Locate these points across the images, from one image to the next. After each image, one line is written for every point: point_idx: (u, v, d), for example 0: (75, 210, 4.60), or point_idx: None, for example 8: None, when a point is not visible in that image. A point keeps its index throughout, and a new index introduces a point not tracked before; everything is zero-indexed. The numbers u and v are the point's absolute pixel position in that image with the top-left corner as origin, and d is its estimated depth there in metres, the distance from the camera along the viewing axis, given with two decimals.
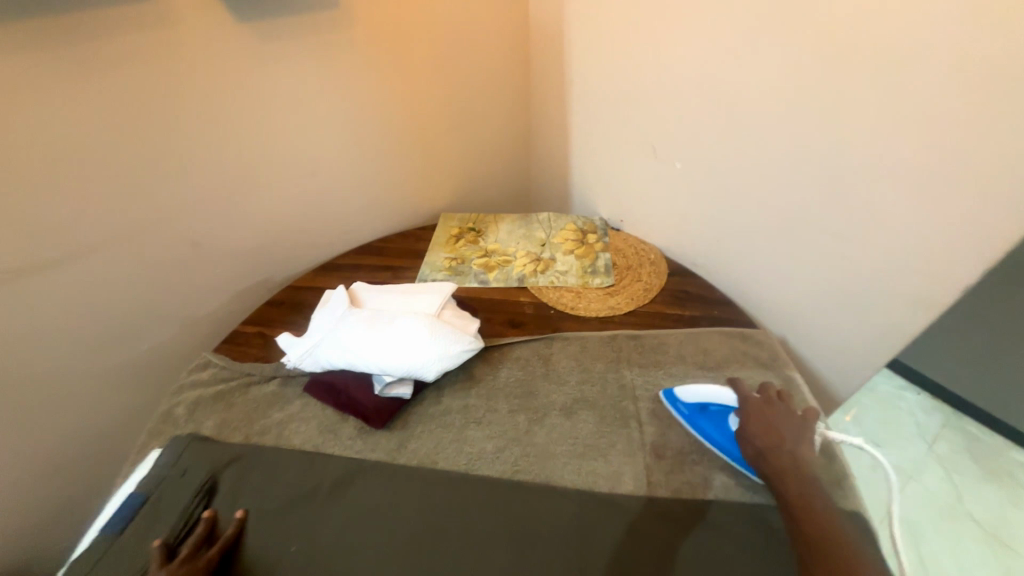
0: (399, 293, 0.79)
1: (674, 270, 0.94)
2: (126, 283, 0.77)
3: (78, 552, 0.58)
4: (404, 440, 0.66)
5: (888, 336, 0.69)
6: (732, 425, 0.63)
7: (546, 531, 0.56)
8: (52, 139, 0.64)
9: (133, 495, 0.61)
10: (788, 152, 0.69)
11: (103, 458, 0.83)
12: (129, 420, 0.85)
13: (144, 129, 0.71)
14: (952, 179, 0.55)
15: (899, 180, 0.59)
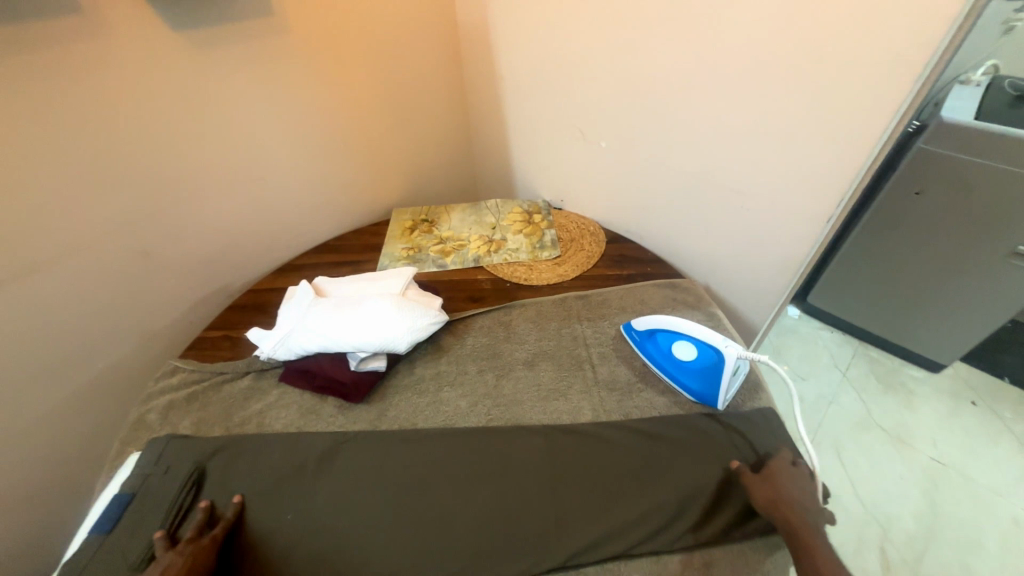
0: (362, 280, 0.84)
1: (610, 239, 1.05)
2: (79, 305, 0.76)
3: (68, 557, 0.58)
4: (384, 409, 0.72)
5: (784, 268, 0.84)
6: (675, 350, 0.72)
7: (520, 460, 0.64)
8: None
9: (118, 496, 0.62)
10: (690, 125, 0.81)
11: (75, 479, 0.83)
12: (96, 438, 0.85)
13: (86, 149, 0.70)
14: (811, 136, 0.68)
15: (773, 140, 0.72)
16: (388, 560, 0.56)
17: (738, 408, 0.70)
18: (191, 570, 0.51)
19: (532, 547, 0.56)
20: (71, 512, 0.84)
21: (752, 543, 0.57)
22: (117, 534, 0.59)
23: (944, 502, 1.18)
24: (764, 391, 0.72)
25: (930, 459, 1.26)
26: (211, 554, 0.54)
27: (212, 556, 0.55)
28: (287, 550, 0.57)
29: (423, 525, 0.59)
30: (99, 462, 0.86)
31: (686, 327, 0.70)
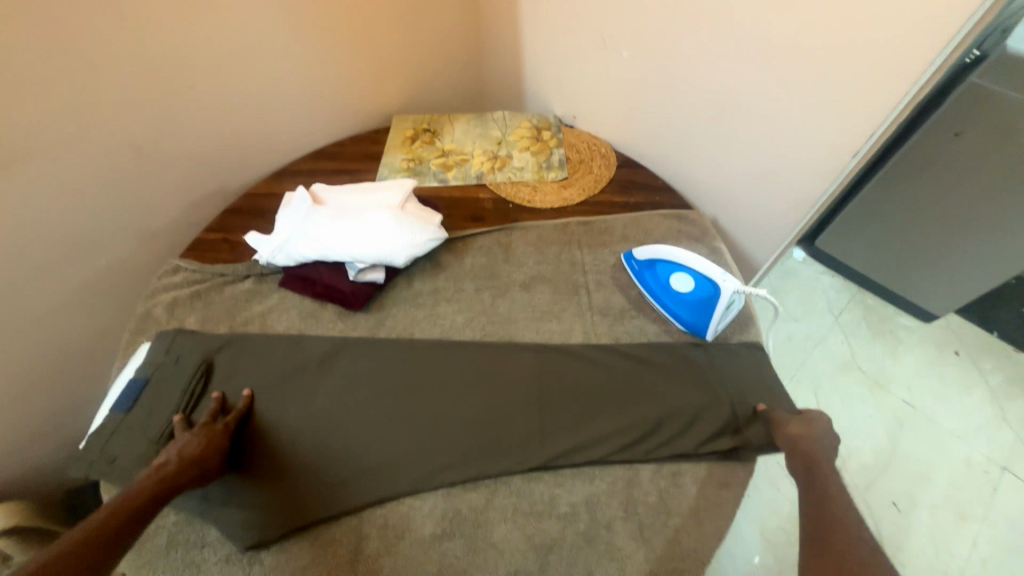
0: (360, 190, 0.81)
1: (621, 163, 1.00)
2: (71, 195, 0.76)
3: (93, 428, 0.64)
4: (381, 319, 0.74)
5: (797, 206, 0.81)
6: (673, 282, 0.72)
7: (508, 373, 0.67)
8: None
9: (133, 380, 0.66)
10: (722, 37, 0.74)
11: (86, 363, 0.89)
12: (107, 326, 0.90)
13: (52, 20, 0.65)
14: (854, 54, 0.63)
15: (812, 57, 0.66)
16: (381, 450, 0.60)
17: (726, 340, 0.71)
18: (205, 451, 0.55)
19: (514, 446, 0.61)
20: (87, 391, 0.92)
21: (722, 459, 0.60)
22: (135, 412, 0.64)
23: (907, 442, 1.26)
24: (754, 326, 0.73)
25: (901, 402, 1.33)
26: (227, 437, 0.58)
27: (226, 438, 0.58)
28: (288, 435, 0.62)
29: (415, 423, 0.63)
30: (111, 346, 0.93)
31: (690, 260, 0.71)
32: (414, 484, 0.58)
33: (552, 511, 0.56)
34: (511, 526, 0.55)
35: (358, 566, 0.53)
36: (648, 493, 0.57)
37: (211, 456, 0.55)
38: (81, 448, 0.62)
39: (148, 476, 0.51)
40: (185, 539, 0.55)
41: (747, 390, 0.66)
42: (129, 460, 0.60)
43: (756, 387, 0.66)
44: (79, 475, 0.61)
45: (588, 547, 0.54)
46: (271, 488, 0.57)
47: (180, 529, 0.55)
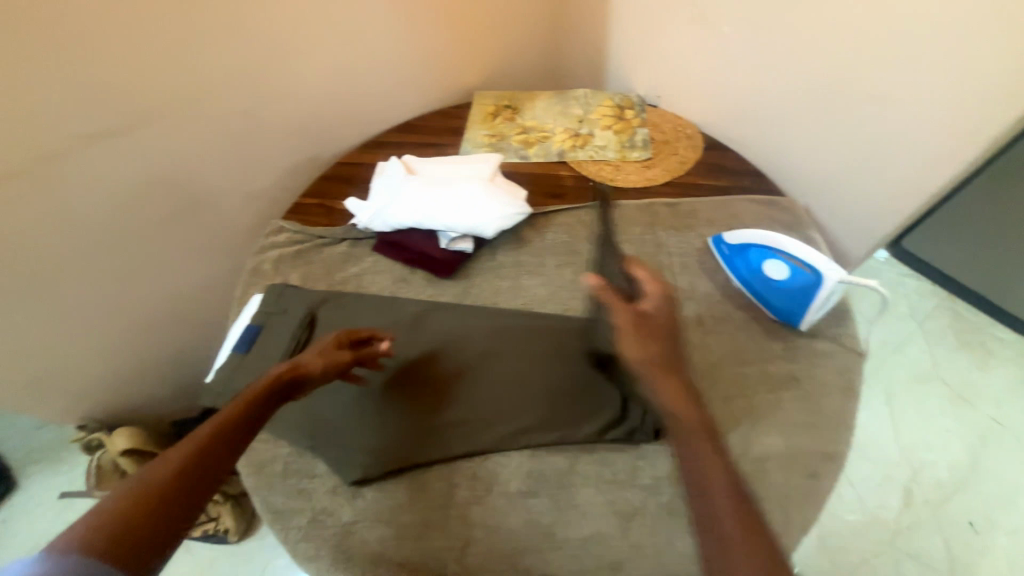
0: (450, 162, 0.84)
1: (708, 145, 0.97)
2: (193, 153, 0.86)
3: (217, 365, 0.72)
4: (467, 287, 0.77)
5: (911, 193, 0.79)
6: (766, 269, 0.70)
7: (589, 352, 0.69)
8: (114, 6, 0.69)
9: (249, 326, 0.74)
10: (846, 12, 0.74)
11: (192, 307, 1.03)
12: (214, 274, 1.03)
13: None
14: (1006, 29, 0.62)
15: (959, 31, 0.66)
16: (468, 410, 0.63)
17: (822, 332, 0.68)
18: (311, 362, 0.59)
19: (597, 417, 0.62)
20: (188, 332, 1.05)
21: (815, 453, 0.58)
22: (251, 355, 0.72)
23: (987, 460, 1.18)
24: (851, 320, 0.69)
25: (986, 417, 1.23)
26: (330, 360, 0.60)
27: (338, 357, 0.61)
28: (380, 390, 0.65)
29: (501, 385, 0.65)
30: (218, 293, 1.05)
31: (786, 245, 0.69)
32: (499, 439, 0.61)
33: (634, 482, 0.58)
34: (596, 493, 0.57)
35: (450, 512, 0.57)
36: (732, 474, 0.57)
37: (312, 378, 0.58)
38: (209, 381, 0.70)
39: (232, 407, 0.53)
40: (298, 468, 0.61)
41: (841, 385, 0.63)
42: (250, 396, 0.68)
43: (849, 381, 0.64)
44: (211, 405, 0.69)
45: (670, 520, 0.55)
46: (365, 433, 0.62)
47: (293, 460, 0.62)
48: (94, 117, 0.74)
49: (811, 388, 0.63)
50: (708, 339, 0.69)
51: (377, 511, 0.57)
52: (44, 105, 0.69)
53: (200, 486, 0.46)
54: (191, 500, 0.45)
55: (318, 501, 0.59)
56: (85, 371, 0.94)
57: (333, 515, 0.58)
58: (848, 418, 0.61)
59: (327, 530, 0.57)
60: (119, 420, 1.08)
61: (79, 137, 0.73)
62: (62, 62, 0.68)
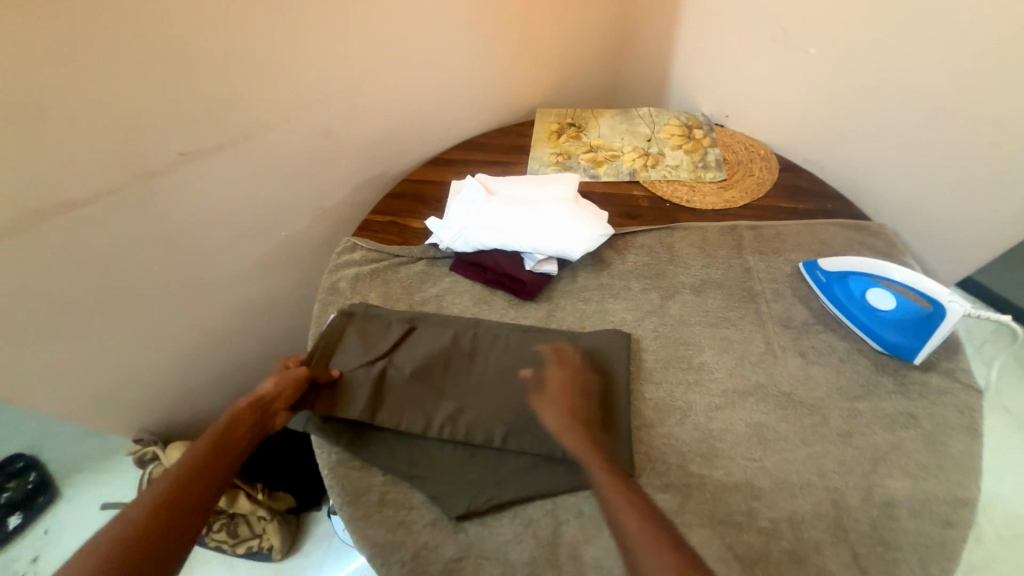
0: (529, 182, 0.83)
1: (784, 166, 0.95)
2: (272, 171, 0.87)
3: None
4: (552, 310, 0.75)
5: (1008, 223, 0.76)
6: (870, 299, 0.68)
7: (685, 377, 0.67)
8: (221, 32, 0.70)
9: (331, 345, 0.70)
10: (940, 37, 0.72)
11: (248, 323, 1.02)
12: (277, 288, 1.02)
13: (288, 16, 0.75)
14: None
15: None
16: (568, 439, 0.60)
17: (932, 367, 0.65)
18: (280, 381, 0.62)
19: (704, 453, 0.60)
20: (245, 346, 1.04)
21: (945, 497, 0.55)
22: None
23: None
24: (962, 355, 0.67)
25: None
26: (291, 380, 0.60)
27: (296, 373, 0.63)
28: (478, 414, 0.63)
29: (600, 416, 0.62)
30: (278, 307, 1.05)
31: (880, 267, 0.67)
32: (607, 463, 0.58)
33: (753, 524, 0.55)
34: (714, 535, 0.55)
35: (561, 550, 0.55)
36: (859, 520, 0.54)
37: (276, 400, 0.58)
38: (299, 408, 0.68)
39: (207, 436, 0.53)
40: (394, 499, 0.59)
41: (963, 425, 0.61)
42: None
43: (968, 419, 0.61)
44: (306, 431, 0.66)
45: (798, 567, 0.52)
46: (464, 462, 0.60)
47: (387, 489, 0.60)
48: (190, 137, 0.75)
49: (930, 427, 0.60)
50: (812, 371, 0.66)
51: (482, 546, 0.56)
52: (146, 125, 0.70)
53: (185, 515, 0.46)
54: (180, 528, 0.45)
55: (419, 535, 0.57)
56: (149, 383, 0.94)
57: (437, 550, 0.56)
58: (976, 461, 0.58)
59: (433, 565, 0.55)
60: (173, 434, 1.07)
61: (173, 156, 0.74)
62: (167, 84, 0.69)
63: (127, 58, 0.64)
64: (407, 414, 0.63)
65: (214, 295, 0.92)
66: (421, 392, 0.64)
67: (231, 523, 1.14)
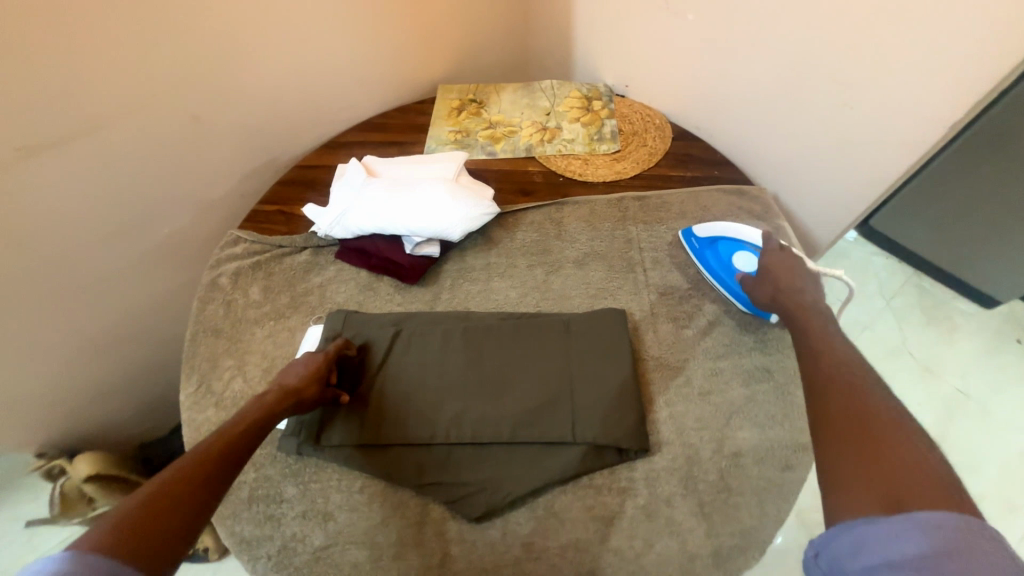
0: (413, 162, 0.81)
1: (677, 135, 0.96)
2: (139, 164, 0.81)
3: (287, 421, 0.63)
4: (437, 293, 0.75)
5: (875, 178, 0.79)
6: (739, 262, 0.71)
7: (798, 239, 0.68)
8: (42, 11, 0.63)
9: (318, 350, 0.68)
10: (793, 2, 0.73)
11: (143, 325, 0.98)
12: (171, 286, 0.98)
13: None
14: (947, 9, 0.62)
15: (897, 14, 0.65)
16: (576, 425, 0.59)
17: None
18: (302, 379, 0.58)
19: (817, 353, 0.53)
20: (144, 349, 1.01)
21: (789, 444, 0.59)
22: (215, 377, 0.69)
23: (951, 429, 1.23)
24: None
25: (952, 389, 1.28)
26: (313, 365, 0.60)
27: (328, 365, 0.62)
28: (486, 416, 0.60)
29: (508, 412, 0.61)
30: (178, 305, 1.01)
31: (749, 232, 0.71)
32: (605, 440, 0.58)
33: (613, 484, 0.57)
34: (577, 499, 0.57)
35: (427, 529, 0.56)
36: (708, 472, 0.57)
37: (303, 387, 0.58)
38: (284, 429, 0.62)
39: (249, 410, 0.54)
40: (264, 494, 0.59)
41: None
42: (219, 419, 0.65)
43: None
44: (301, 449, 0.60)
45: (649, 521, 0.55)
46: (479, 464, 0.58)
47: (258, 485, 0.59)
48: (26, 131, 0.68)
49: (783, 379, 0.64)
50: (682, 335, 0.69)
51: (351, 533, 0.56)
52: None
53: (191, 509, 0.43)
54: (184, 523, 0.42)
55: (288, 527, 0.57)
56: (38, 397, 0.88)
57: (305, 541, 0.56)
58: None
59: (300, 556, 0.55)
60: (81, 446, 1.02)
61: (13, 153, 0.68)
62: None
63: None
64: (337, 428, 0.61)
65: (95, 299, 0.87)
66: (353, 403, 0.63)
67: None
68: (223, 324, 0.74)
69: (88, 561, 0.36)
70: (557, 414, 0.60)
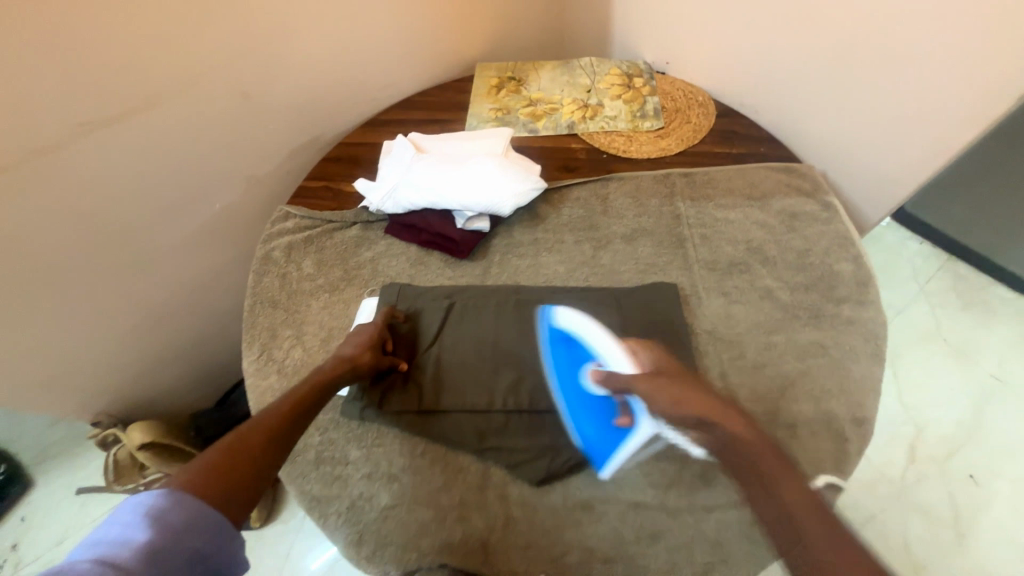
0: (459, 138, 0.82)
1: (720, 112, 0.95)
2: (192, 141, 0.83)
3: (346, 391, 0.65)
4: (486, 267, 0.76)
5: (928, 156, 0.77)
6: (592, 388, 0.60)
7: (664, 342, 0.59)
8: None
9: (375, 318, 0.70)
10: None
11: (192, 301, 1.01)
12: (218, 262, 1.01)
13: None
14: None
15: None
16: None
17: (846, 299, 0.69)
18: (358, 349, 0.61)
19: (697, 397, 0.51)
20: (193, 325, 1.04)
21: (845, 417, 0.60)
22: (276, 345, 0.71)
23: (988, 416, 1.21)
24: (873, 286, 0.70)
25: (989, 376, 1.26)
26: (366, 336, 0.63)
27: (381, 337, 0.64)
28: (543, 385, 0.62)
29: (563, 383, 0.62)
30: (223, 282, 1.04)
31: (620, 359, 0.59)
32: None
33: (668, 453, 0.59)
34: (634, 465, 0.58)
35: (488, 492, 0.58)
36: (764, 441, 0.58)
37: (362, 356, 0.61)
38: (345, 397, 0.64)
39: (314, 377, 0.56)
40: (330, 456, 0.61)
41: (868, 350, 0.64)
42: (282, 385, 0.68)
43: (868, 345, 0.65)
44: (364, 412, 0.62)
45: (707, 488, 0.57)
46: (537, 432, 0.60)
47: (324, 447, 0.62)
48: (85, 104, 0.70)
49: (838, 354, 0.64)
50: (732, 309, 0.69)
51: (414, 494, 0.58)
52: (28, 91, 0.64)
53: (264, 458, 0.48)
54: (259, 470, 0.47)
55: (355, 487, 0.59)
56: (95, 367, 0.92)
57: (371, 500, 0.58)
58: (876, 383, 0.62)
59: (367, 515, 0.57)
60: (133, 415, 1.07)
61: (76, 128, 0.70)
62: (55, 51, 0.65)
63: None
64: (398, 396, 0.63)
65: (146, 273, 0.90)
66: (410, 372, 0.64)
67: None
68: (280, 296, 0.76)
69: (174, 498, 0.41)
70: None
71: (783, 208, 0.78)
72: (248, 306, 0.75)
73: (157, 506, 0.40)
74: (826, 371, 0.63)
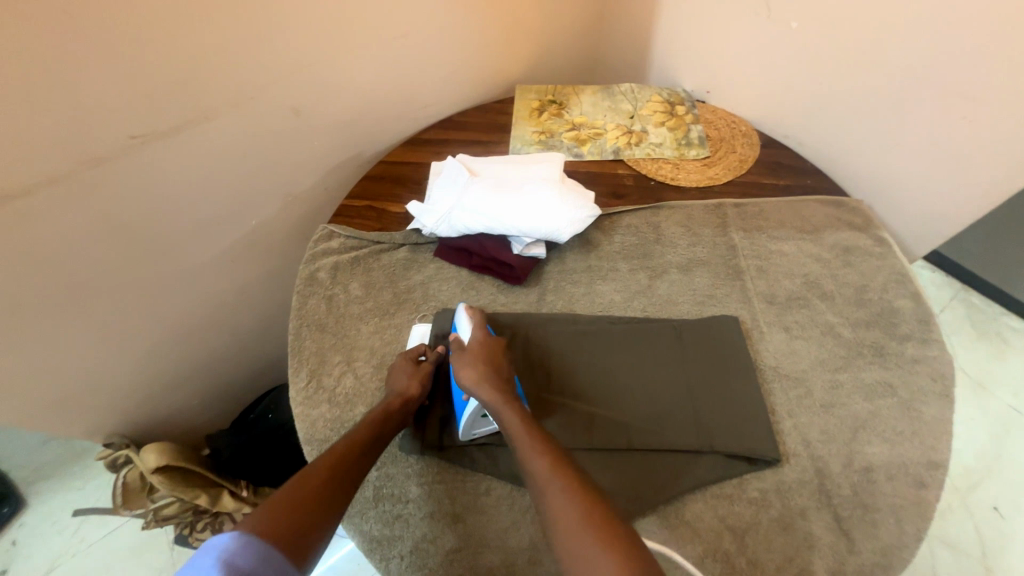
0: (509, 162, 0.81)
1: (765, 143, 0.95)
2: (239, 158, 0.80)
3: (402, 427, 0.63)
4: (542, 295, 0.74)
5: (982, 195, 0.78)
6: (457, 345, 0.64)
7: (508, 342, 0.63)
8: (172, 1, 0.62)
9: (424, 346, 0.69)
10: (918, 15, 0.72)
11: (219, 318, 0.97)
12: (247, 279, 0.97)
13: None
14: None
15: None
16: (707, 435, 0.59)
17: (909, 338, 0.68)
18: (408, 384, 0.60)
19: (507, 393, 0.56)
20: (218, 343, 1.00)
21: (921, 461, 0.59)
22: (326, 372, 0.68)
23: (1007, 448, 1.21)
24: (934, 325, 0.70)
25: (1007, 407, 1.26)
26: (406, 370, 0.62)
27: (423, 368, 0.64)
28: (612, 421, 0.60)
29: (631, 420, 0.60)
30: (251, 299, 1.00)
31: (466, 322, 0.65)
32: (737, 451, 0.58)
33: (743, 495, 0.57)
34: (710, 508, 0.56)
35: None
36: (843, 485, 0.57)
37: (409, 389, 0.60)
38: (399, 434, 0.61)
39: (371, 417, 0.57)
40: (389, 494, 0.58)
41: (936, 391, 0.64)
42: (333, 415, 0.65)
43: (936, 386, 0.64)
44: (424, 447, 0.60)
45: (786, 533, 0.55)
46: (609, 470, 0.58)
47: (382, 484, 0.59)
48: (139, 118, 0.67)
49: (907, 395, 0.63)
50: (796, 346, 0.68)
51: (479, 535, 0.55)
52: (82, 104, 0.61)
53: (322, 507, 0.47)
54: (317, 519, 0.46)
55: (417, 528, 0.56)
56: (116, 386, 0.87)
57: (436, 542, 0.55)
58: (948, 425, 0.61)
59: (433, 558, 0.54)
60: (146, 436, 1.01)
61: (128, 142, 0.68)
62: (114, 64, 0.62)
63: (59, 27, 0.56)
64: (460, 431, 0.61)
65: (177, 288, 0.86)
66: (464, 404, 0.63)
67: (216, 521, 1.05)
68: (327, 319, 0.73)
69: (242, 540, 0.41)
70: (686, 424, 0.60)
71: (837, 243, 0.78)
72: (293, 330, 0.72)
73: (231, 550, 0.40)
74: (896, 412, 0.62)
